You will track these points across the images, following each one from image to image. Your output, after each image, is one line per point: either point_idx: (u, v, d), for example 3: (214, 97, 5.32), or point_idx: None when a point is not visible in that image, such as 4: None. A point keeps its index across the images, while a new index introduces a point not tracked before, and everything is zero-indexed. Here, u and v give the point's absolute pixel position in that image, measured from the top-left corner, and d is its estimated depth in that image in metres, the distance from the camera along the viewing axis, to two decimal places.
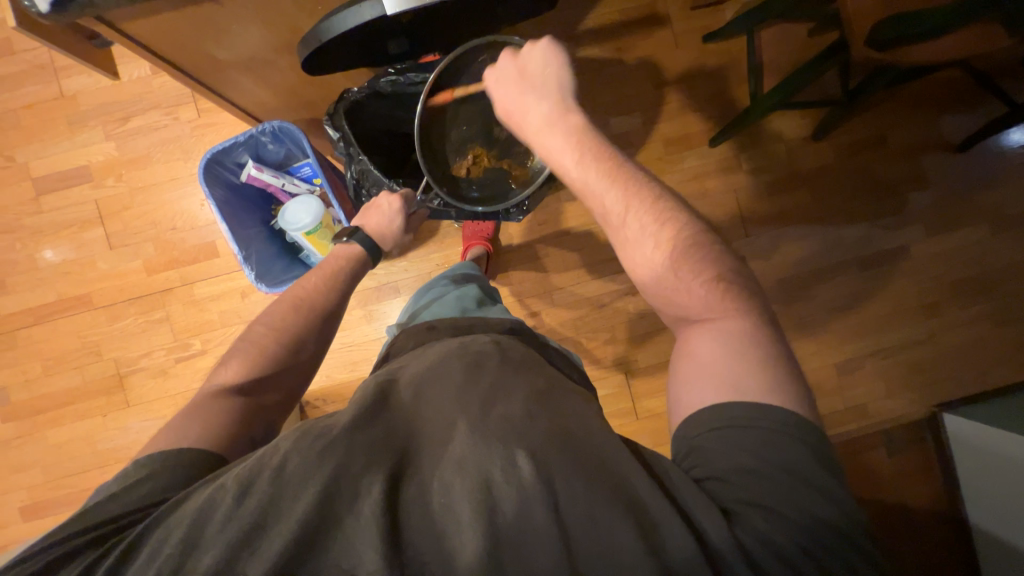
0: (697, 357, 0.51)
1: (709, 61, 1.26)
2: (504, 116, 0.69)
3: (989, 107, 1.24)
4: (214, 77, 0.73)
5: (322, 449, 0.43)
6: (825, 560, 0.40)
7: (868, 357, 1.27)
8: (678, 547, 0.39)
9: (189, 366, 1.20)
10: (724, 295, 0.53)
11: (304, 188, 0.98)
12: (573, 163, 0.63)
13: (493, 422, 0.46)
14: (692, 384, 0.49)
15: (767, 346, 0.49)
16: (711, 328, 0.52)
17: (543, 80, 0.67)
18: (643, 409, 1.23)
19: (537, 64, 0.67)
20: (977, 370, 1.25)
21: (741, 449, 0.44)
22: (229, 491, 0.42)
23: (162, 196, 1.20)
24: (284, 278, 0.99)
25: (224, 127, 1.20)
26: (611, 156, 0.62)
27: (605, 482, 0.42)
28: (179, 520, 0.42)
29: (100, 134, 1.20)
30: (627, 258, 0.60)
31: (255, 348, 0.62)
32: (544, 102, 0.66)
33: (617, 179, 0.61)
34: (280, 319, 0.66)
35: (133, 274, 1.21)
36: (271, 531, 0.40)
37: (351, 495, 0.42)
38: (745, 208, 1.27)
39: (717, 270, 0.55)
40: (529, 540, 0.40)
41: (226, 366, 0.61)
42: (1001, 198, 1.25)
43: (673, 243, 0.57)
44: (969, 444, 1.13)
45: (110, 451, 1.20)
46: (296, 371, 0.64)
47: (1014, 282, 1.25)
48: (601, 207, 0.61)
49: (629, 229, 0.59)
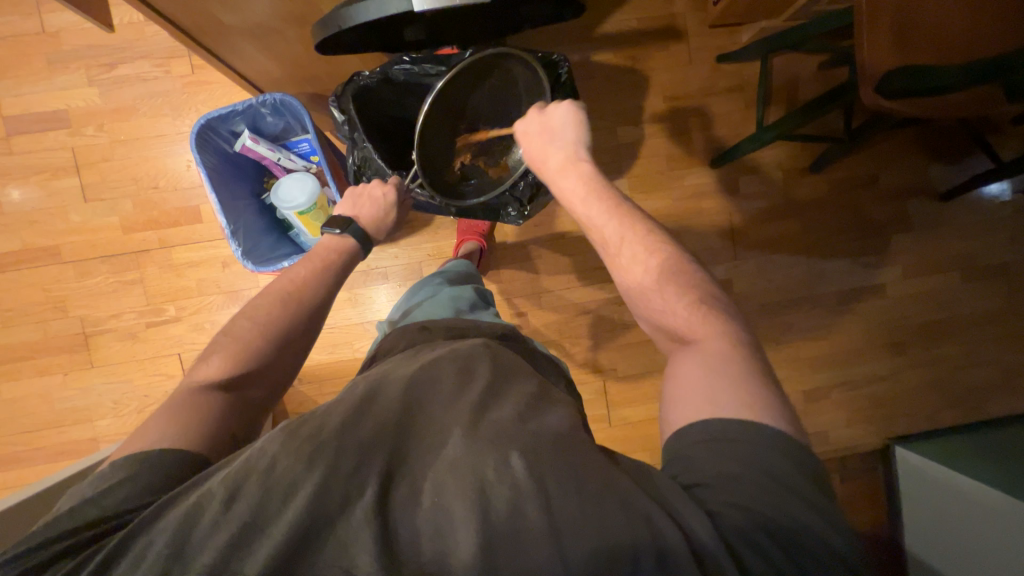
0: (687, 377, 0.51)
1: (720, 81, 1.26)
2: (526, 155, 0.76)
3: (975, 160, 1.29)
4: (215, 39, 0.69)
5: (311, 454, 0.43)
6: (801, 547, 0.40)
7: (834, 387, 1.32)
8: (667, 543, 0.39)
9: (160, 332, 1.17)
10: (702, 317, 0.55)
11: (299, 164, 0.95)
12: (581, 195, 0.68)
13: (485, 426, 0.46)
14: (685, 398, 0.49)
15: (748, 365, 0.50)
16: (696, 349, 0.53)
17: (564, 136, 0.74)
18: (617, 417, 1.26)
19: (558, 119, 0.75)
20: (931, 409, 1.32)
21: (731, 456, 0.44)
22: (215, 498, 0.41)
23: (145, 151, 1.15)
24: (272, 257, 0.96)
25: (219, 87, 1.15)
26: (613, 195, 0.67)
27: (597, 486, 0.42)
28: (164, 527, 0.41)
29: (82, 78, 1.13)
30: (623, 278, 0.62)
31: (238, 342, 0.60)
32: (561, 148, 0.73)
33: (619, 214, 0.65)
34: (266, 314, 0.63)
35: (107, 231, 1.15)
36: (264, 535, 0.40)
37: (343, 495, 0.41)
38: (737, 231, 1.29)
39: (701, 293, 0.57)
40: (520, 543, 0.40)
41: (207, 361, 0.59)
42: (975, 249, 1.31)
43: (659, 267, 0.60)
44: (917, 476, 1.20)
45: (69, 411, 1.16)
46: (282, 366, 0.62)
47: (976, 329, 1.32)
48: (602, 236, 0.66)
49: (624, 256, 0.62)
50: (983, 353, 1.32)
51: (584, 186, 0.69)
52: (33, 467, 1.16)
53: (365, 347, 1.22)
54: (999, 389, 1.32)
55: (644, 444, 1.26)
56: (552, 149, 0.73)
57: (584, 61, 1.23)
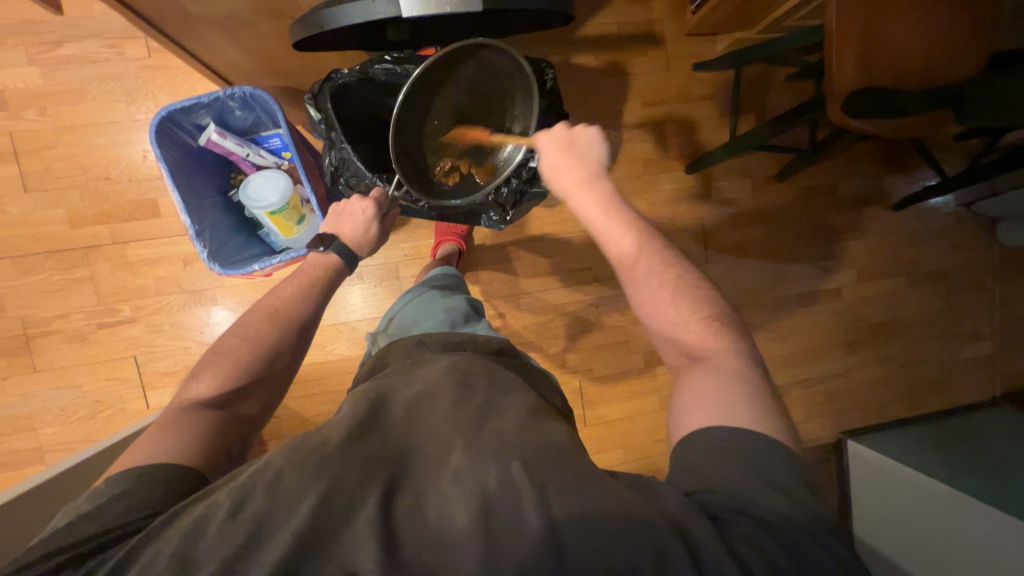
0: (699, 388, 0.52)
1: (697, 88, 1.28)
2: (544, 168, 0.70)
3: (924, 172, 1.38)
4: (180, 27, 0.65)
5: (316, 463, 0.42)
6: (799, 548, 0.41)
7: (794, 385, 1.40)
8: (668, 539, 0.40)
9: (114, 334, 1.09)
10: (715, 334, 0.56)
11: (270, 161, 0.91)
12: (600, 212, 0.66)
13: (486, 438, 0.46)
14: (696, 406, 0.50)
15: (756, 380, 0.52)
16: (709, 363, 0.54)
17: (586, 156, 0.70)
18: (592, 416, 1.29)
19: (584, 140, 0.70)
20: (879, 403, 1.42)
21: (733, 466, 0.44)
22: (222, 507, 0.40)
23: (96, 139, 1.06)
24: (240, 259, 0.91)
25: (179, 72, 1.07)
26: (631, 215, 0.65)
27: (597, 492, 0.42)
28: (171, 538, 0.39)
29: (21, 56, 1.03)
30: (633, 295, 0.62)
31: (227, 359, 0.57)
32: (581, 167, 0.69)
33: (636, 230, 0.64)
34: (255, 330, 0.60)
35: (52, 225, 1.06)
36: (269, 544, 0.38)
37: (346, 506, 0.40)
38: (709, 236, 1.33)
39: (713, 310, 0.58)
40: (521, 546, 0.39)
41: (196, 379, 0.56)
42: (922, 256, 1.41)
43: (670, 286, 0.60)
44: (867, 466, 1.31)
45: (11, 419, 1.08)
46: (274, 380, 0.60)
47: (919, 329, 1.42)
48: (617, 250, 0.64)
49: (642, 269, 0.62)
50: (925, 351, 1.43)
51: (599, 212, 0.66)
52: None
53: (339, 348, 1.18)
54: (938, 385, 1.43)
55: (617, 441, 1.30)
56: (574, 166, 0.68)
57: (565, 63, 1.23)
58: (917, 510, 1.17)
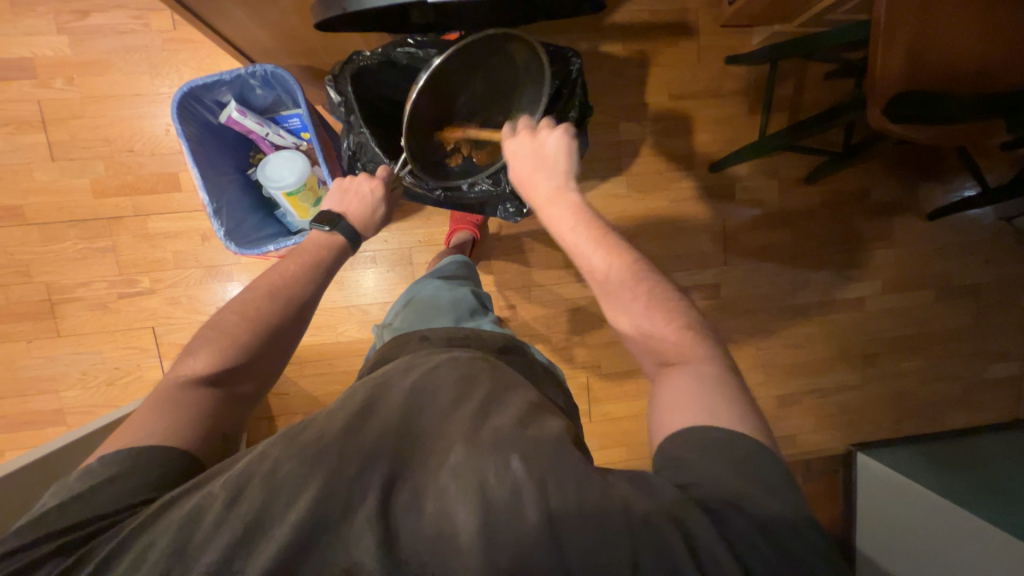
0: (676, 394, 0.50)
1: (727, 82, 1.23)
2: (514, 180, 0.70)
3: (963, 182, 1.31)
4: (203, 2, 0.64)
5: (314, 456, 0.42)
6: (793, 549, 0.40)
7: (807, 394, 1.37)
8: (663, 538, 0.39)
9: (133, 304, 1.12)
10: (689, 339, 0.55)
11: (289, 141, 0.90)
12: (568, 224, 0.64)
13: (485, 433, 0.45)
14: (673, 410, 0.49)
15: (730, 386, 0.50)
16: (682, 370, 0.52)
17: (556, 162, 0.69)
18: (598, 412, 1.29)
19: (551, 146, 0.70)
20: (894, 419, 1.39)
21: (731, 469, 0.43)
22: (218, 498, 0.40)
23: (121, 111, 1.07)
24: (256, 238, 0.92)
25: (202, 46, 1.07)
26: (602, 226, 0.64)
27: (595, 494, 0.41)
28: (165, 527, 0.39)
29: (50, 24, 1.04)
30: (608, 307, 0.60)
31: (227, 337, 0.57)
32: (551, 175, 0.68)
33: (603, 241, 0.62)
34: (255, 309, 0.60)
35: (76, 194, 1.08)
36: (268, 535, 0.39)
37: (345, 500, 0.40)
38: (729, 237, 1.30)
39: (685, 317, 0.57)
40: (520, 545, 0.39)
41: (192, 355, 0.56)
42: (954, 269, 1.35)
43: (643, 293, 0.58)
44: (873, 481, 1.28)
45: (34, 379, 1.12)
46: (270, 360, 0.60)
47: (943, 345, 1.38)
48: (589, 265, 0.62)
49: (613, 286, 0.59)
50: (947, 368, 1.38)
51: (570, 219, 0.64)
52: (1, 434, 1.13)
53: (350, 331, 1.19)
54: (957, 404, 1.39)
55: (620, 439, 1.30)
56: (541, 177, 0.68)
57: (592, 51, 1.19)
58: (929, 530, 1.13)
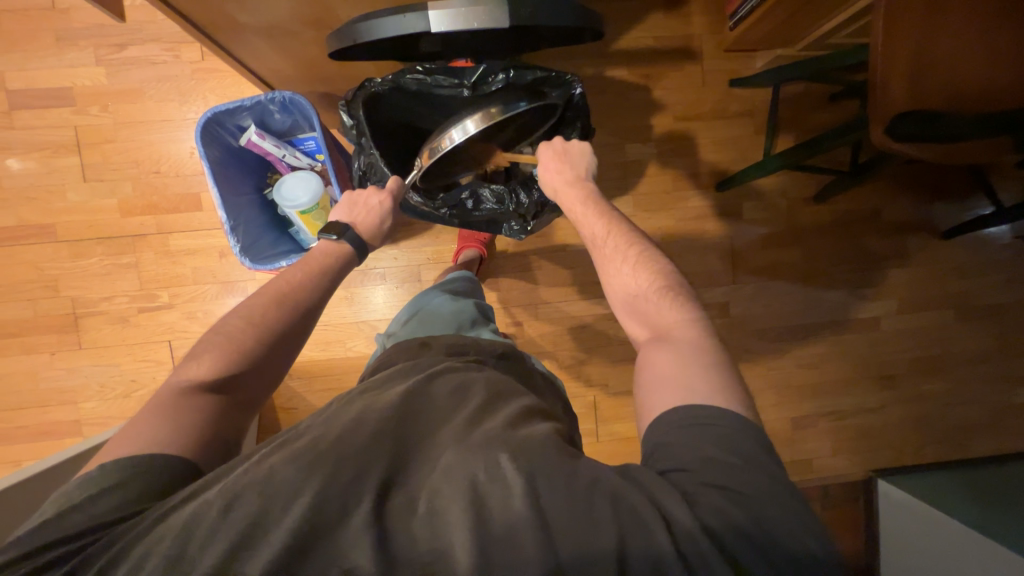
0: (658, 369, 0.50)
1: (732, 103, 1.26)
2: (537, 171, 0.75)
3: (977, 201, 1.29)
4: (230, 36, 0.69)
5: (311, 461, 0.43)
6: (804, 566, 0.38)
7: (823, 417, 1.33)
8: (659, 551, 0.38)
9: (152, 318, 1.16)
10: (679, 316, 0.55)
11: (305, 162, 0.95)
12: (581, 209, 0.68)
13: (477, 436, 0.46)
14: (657, 387, 0.49)
15: (741, 377, 0.50)
16: (667, 344, 0.52)
17: (576, 162, 0.74)
18: (605, 432, 1.27)
19: (576, 149, 0.75)
20: (916, 444, 1.33)
21: (744, 477, 0.41)
22: (214, 505, 0.41)
23: (150, 135, 1.13)
24: (271, 254, 0.96)
25: (228, 75, 1.14)
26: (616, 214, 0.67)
27: (588, 495, 0.41)
28: (163, 535, 0.40)
29: (90, 57, 1.11)
30: (607, 281, 0.62)
31: (230, 343, 0.59)
32: (570, 170, 0.73)
33: (614, 226, 0.65)
34: (261, 315, 0.62)
35: (105, 212, 1.14)
36: (265, 540, 0.39)
37: (342, 504, 0.41)
38: (737, 256, 1.29)
39: (680, 295, 0.57)
40: (515, 551, 0.38)
41: (196, 360, 0.57)
42: (972, 289, 1.31)
43: (641, 269, 0.60)
44: (896, 510, 1.23)
45: (54, 390, 1.16)
46: (273, 364, 0.61)
47: (965, 367, 1.33)
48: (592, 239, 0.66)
49: (609, 251, 0.63)
50: (970, 391, 1.33)
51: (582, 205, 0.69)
52: (20, 444, 1.17)
53: (357, 346, 1.21)
54: (983, 429, 1.33)
55: (629, 459, 1.28)
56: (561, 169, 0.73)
57: (598, 76, 1.22)
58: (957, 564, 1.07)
